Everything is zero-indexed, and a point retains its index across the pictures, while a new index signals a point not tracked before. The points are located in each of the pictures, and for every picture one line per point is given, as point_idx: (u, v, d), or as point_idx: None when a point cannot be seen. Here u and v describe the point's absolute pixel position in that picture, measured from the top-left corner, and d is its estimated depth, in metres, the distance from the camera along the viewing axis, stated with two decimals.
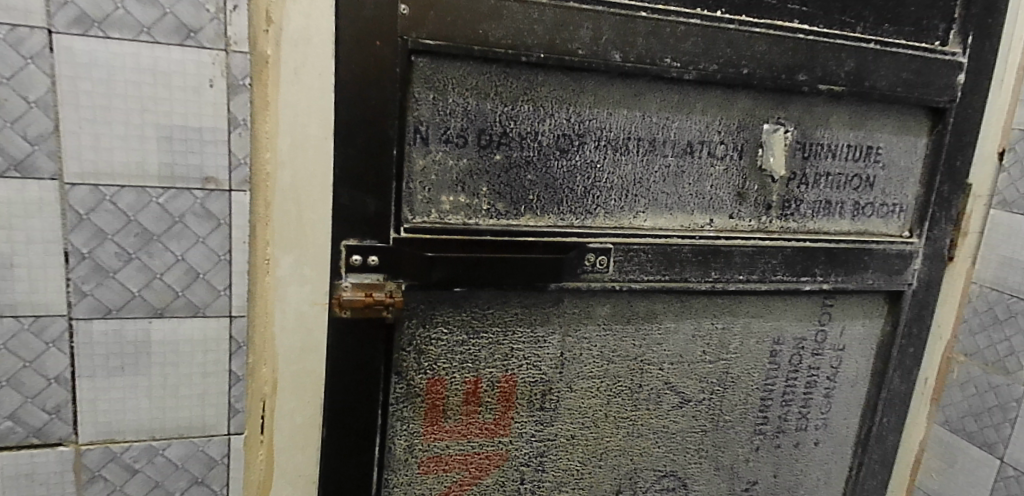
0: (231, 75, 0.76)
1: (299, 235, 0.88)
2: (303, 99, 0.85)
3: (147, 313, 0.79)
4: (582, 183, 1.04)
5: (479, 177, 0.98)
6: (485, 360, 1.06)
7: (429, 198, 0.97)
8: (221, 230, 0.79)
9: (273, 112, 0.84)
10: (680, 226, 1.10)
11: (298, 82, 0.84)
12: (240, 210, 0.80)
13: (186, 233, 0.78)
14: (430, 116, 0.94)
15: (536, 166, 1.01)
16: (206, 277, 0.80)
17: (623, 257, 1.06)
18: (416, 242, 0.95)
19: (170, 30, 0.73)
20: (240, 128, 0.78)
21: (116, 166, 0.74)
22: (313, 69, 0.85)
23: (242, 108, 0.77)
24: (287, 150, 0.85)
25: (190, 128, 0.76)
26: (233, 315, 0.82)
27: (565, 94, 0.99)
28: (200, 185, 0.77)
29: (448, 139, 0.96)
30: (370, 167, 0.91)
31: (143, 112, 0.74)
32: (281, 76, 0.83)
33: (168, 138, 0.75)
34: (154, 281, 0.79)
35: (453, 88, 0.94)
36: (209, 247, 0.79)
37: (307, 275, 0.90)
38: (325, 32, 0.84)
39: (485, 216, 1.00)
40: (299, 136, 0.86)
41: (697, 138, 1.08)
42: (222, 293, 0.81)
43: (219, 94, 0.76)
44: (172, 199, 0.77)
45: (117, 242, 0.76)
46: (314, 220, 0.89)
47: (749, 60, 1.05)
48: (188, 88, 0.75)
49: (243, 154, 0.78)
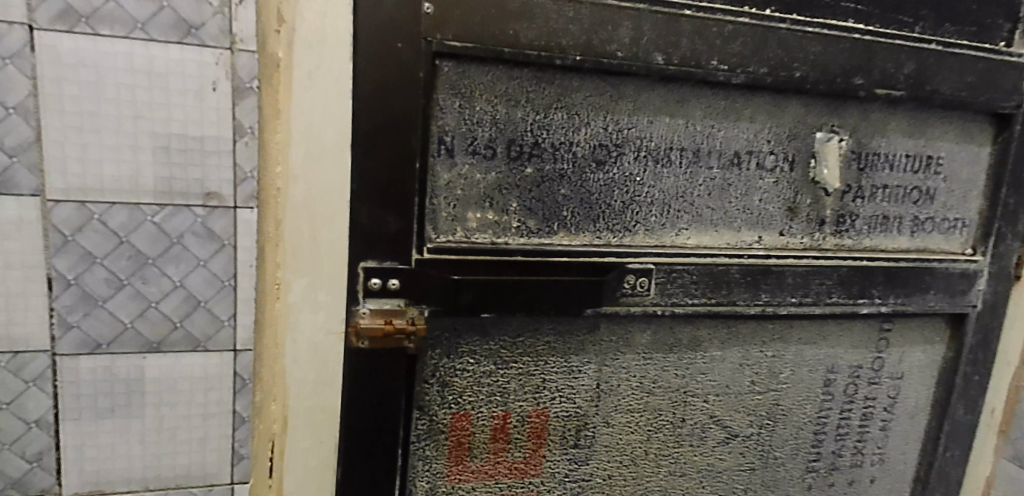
0: (237, 77, 0.68)
1: (312, 256, 0.80)
2: (318, 107, 0.77)
3: (141, 347, 0.71)
4: (620, 198, 0.95)
5: (509, 192, 0.90)
6: (515, 393, 0.96)
7: (454, 216, 0.88)
8: (225, 252, 0.71)
9: (284, 121, 0.76)
10: (727, 245, 1.01)
11: (313, 87, 0.77)
12: (247, 230, 0.71)
13: (185, 255, 0.70)
14: (456, 125, 0.86)
15: (570, 179, 0.92)
16: (208, 305, 0.72)
17: (666, 278, 0.97)
18: (441, 263, 0.87)
19: (168, 26, 0.66)
20: (247, 137, 0.69)
21: (106, 182, 0.67)
22: (328, 73, 0.77)
23: (249, 115, 0.69)
24: (300, 163, 0.77)
25: (190, 137, 0.68)
26: (238, 348, 0.73)
27: (602, 101, 0.91)
28: (201, 201, 0.69)
29: (475, 150, 0.87)
30: (391, 182, 0.82)
31: (138, 121, 0.67)
32: (293, 81, 0.76)
33: (166, 149, 0.67)
34: (149, 310, 0.70)
35: (480, 95, 0.86)
36: (211, 272, 0.71)
37: (322, 301, 0.82)
38: (342, 32, 0.77)
39: (516, 234, 0.91)
40: (313, 148, 0.78)
41: (744, 147, 0.99)
42: (225, 323, 0.72)
43: (223, 98, 0.68)
44: (169, 217, 0.69)
45: (108, 267, 0.68)
46: (330, 240, 0.80)
47: (802, 62, 0.96)
48: (188, 92, 0.67)
49: (249, 167, 0.70)
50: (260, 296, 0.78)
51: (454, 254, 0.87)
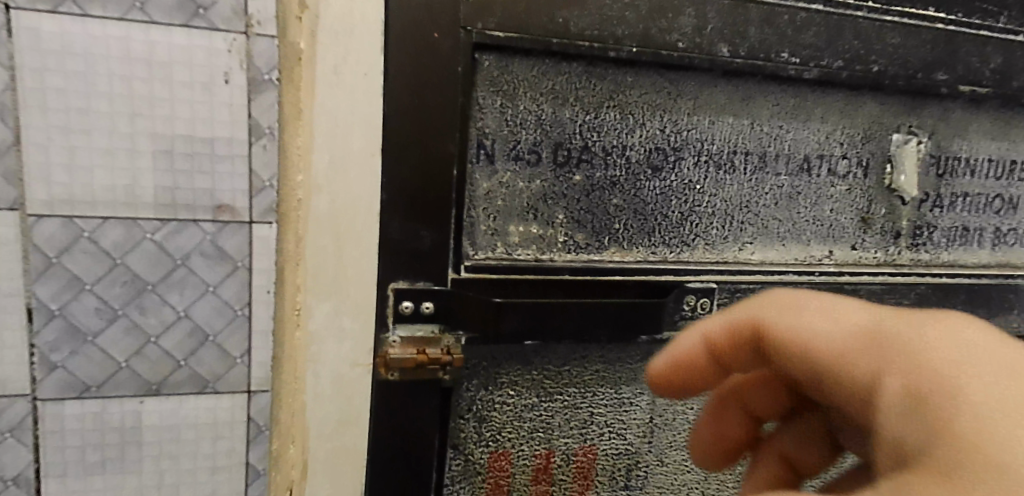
0: (254, 67, 0.61)
1: (337, 278, 0.69)
2: (344, 106, 0.67)
3: (138, 388, 0.63)
4: (678, 209, 0.84)
5: (555, 202, 0.79)
6: (560, 428, 0.85)
7: (494, 230, 0.78)
8: (237, 276, 0.64)
9: (306, 120, 0.65)
10: (794, 260, 0.90)
11: (339, 83, 0.66)
12: (263, 249, 0.64)
13: (192, 280, 0.63)
14: (497, 127, 0.76)
15: (623, 187, 0.81)
16: (217, 340, 0.65)
17: (729, 299, 0.86)
18: (481, 284, 0.76)
19: (173, 7, 0.58)
20: (265, 139, 0.63)
21: (98, 196, 0.59)
22: (357, 66, 0.67)
23: (266, 113, 0.63)
24: (323, 170, 0.67)
25: (197, 139, 0.61)
26: (252, 389, 0.67)
27: (659, 99, 0.80)
28: (210, 216, 0.62)
29: (518, 156, 0.77)
30: (425, 192, 0.72)
31: (136, 119, 0.59)
32: (315, 74, 0.65)
33: (169, 153, 0.60)
34: (148, 345, 0.63)
35: (523, 93, 0.76)
36: (222, 299, 0.64)
37: (348, 330, 0.71)
38: (373, 19, 0.66)
39: (562, 250, 0.80)
40: (339, 152, 0.67)
41: (815, 150, 0.88)
42: (238, 361, 0.66)
43: (236, 91, 0.61)
44: (172, 235, 0.62)
45: (98, 294, 0.61)
46: (356, 259, 0.70)
47: (880, 55, 0.86)
48: (196, 85, 0.60)
49: (267, 175, 0.63)
50: (277, 325, 0.67)
51: (495, 273, 0.77)
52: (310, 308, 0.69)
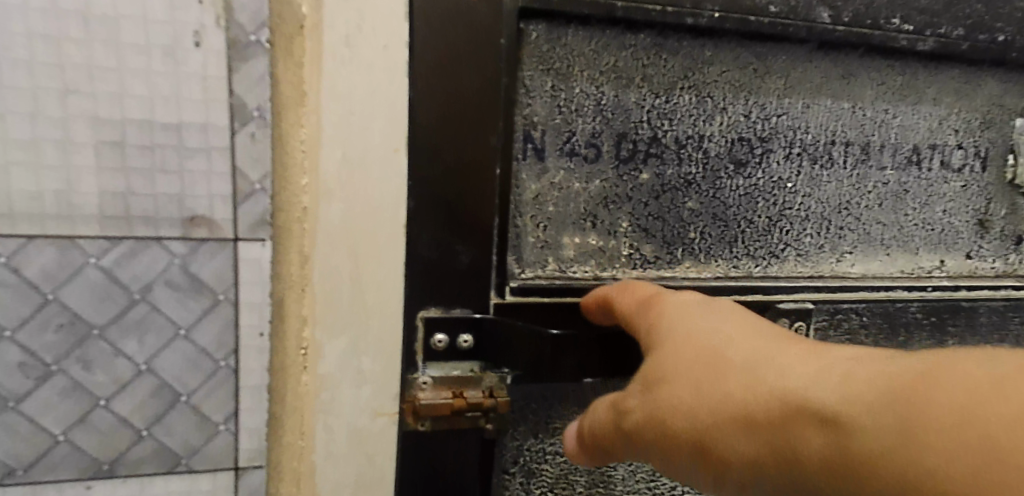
0: (235, 24, 0.49)
1: (350, 306, 0.55)
2: (360, 87, 0.52)
3: (84, 467, 0.52)
4: (765, 212, 0.69)
5: (618, 206, 0.64)
6: (624, 482, 0.70)
7: (545, 242, 0.63)
8: (216, 313, 0.53)
9: (311, 106, 0.52)
10: (900, 272, 0.75)
11: (355, 58, 0.52)
12: (252, 274, 0.53)
13: (157, 320, 0.52)
14: (549, 115, 0.61)
15: (700, 187, 0.66)
16: (191, 400, 0.53)
17: (827, 321, 0.71)
18: (531, 309, 0.62)
19: None
20: (253, 126, 0.51)
21: (16, 205, 0.48)
22: (374, 36, 0.52)
23: (255, 88, 0.51)
24: (334, 169, 0.53)
25: (157, 126, 0.49)
26: (239, 465, 0.55)
27: (745, 77, 0.65)
28: (179, 235, 0.51)
29: (573, 150, 0.62)
30: (460, 197, 0.57)
31: (68, 96, 0.47)
32: (321, 45, 0.51)
33: (120, 144, 0.49)
34: (96, 409, 0.52)
35: (580, 71, 0.61)
36: (197, 347, 0.53)
37: (367, 371, 0.57)
38: None
39: (627, 266, 0.65)
40: (355, 147, 0.53)
41: (926, 139, 0.73)
42: (218, 427, 0.54)
43: (211, 56, 0.49)
44: (125, 263, 0.50)
45: (24, 343, 0.50)
46: (375, 282, 0.55)
47: (1007, 21, 0.70)
48: (154, 49, 0.48)
49: (257, 175, 0.51)
50: (277, 371, 0.55)
51: (547, 295, 0.62)
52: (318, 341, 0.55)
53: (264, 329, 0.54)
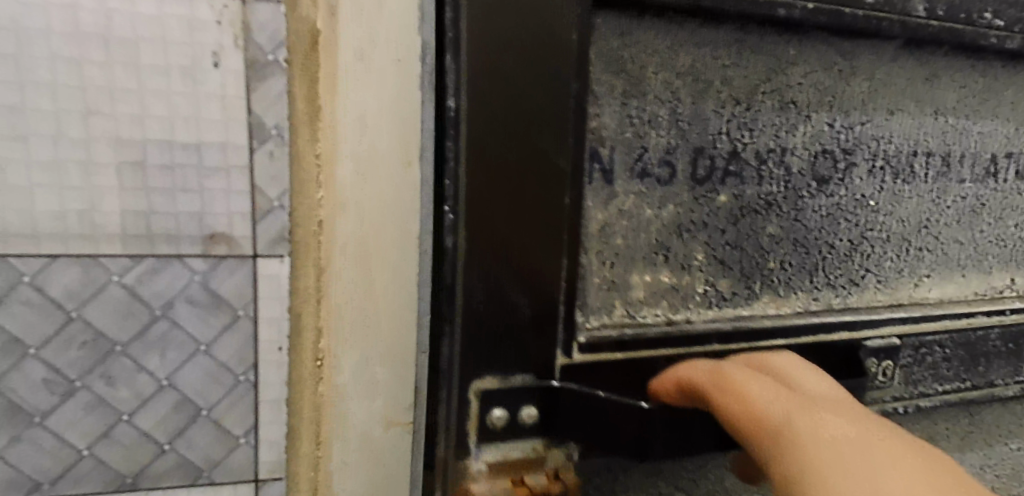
0: (252, 44, 0.45)
1: (364, 358, 0.46)
2: (372, 107, 0.43)
3: (108, 480, 0.47)
4: (847, 235, 0.61)
5: (693, 235, 0.55)
6: None
7: (612, 282, 0.53)
8: (237, 326, 0.47)
9: (324, 122, 0.44)
10: (979, 296, 0.68)
11: (365, 72, 0.43)
12: (271, 291, 0.48)
13: (174, 341, 0.46)
14: (617, 128, 0.52)
15: (782, 209, 0.58)
16: (212, 415, 0.48)
17: (914, 358, 0.63)
18: (602, 370, 0.51)
19: None
20: (270, 145, 0.46)
21: (43, 226, 0.43)
22: (387, 50, 0.43)
23: (272, 108, 0.46)
24: (348, 186, 0.44)
25: (177, 146, 0.44)
26: (262, 478, 0.49)
27: (828, 80, 0.58)
28: (197, 251, 0.46)
29: (644, 171, 0.53)
30: (522, 230, 0.46)
31: (92, 118, 0.43)
32: (336, 63, 0.43)
33: (142, 163, 0.44)
34: (118, 424, 0.46)
35: (652, 73, 0.52)
36: (218, 361, 0.47)
37: (382, 434, 0.47)
38: None
39: (703, 305, 0.56)
40: (371, 166, 0.44)
41: (1005, 147, 0.66)
42: (241, 441, 0.49)
43: (227, 77, 0.44)
44: (148, 276, 0.45)
45: (48, 362, 0.45)
46: (402, 322, 0.46)
47: None
48: (173, 69, 0.44)
49: (275, 192, 0.46)
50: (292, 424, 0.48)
51: (617, 350, 0.52)
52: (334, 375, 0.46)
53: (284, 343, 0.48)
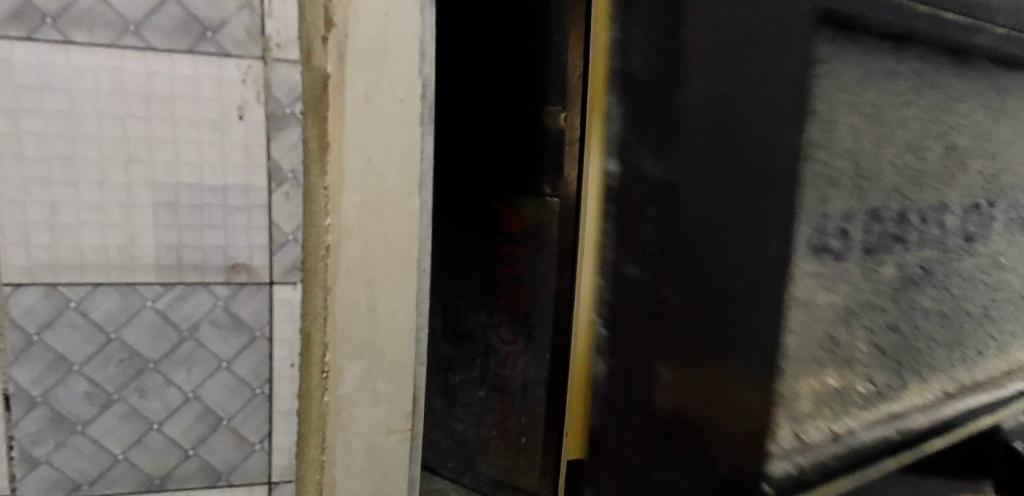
0: (274, 97, 0.47)
1: (368, 370, 0.51)
2: (378, 142, 0.48)
3: (137, 482, 0.49)
4: (948, 304, 0.85)
5: (857, 320, 0.75)
6: None
7: (820, 385, 0.73)
8: (254, 347, 0.49)
9: (332, 158, 0.48)
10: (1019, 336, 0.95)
11: (371, 112, 0.48)
12: (286, 321, 0.49)
13: (200, 359, 0.48)
14: (816, 217, 0.69)
15: (923, 281, 0.81)
16: (233, 424, 0.50)
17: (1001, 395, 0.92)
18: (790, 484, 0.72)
19: (175, 28, 0.44)
20: (287, 187, 0.48)
21: (87, 258, 0.45)
22: (393, 93, 0.48)
23: (289, 154, 0.48)
24: (355, 214, 0.49)
25: (206, 188, 0.46)
26: (275, 481, 0.51)
27: (948, 115, 0.80)
28: (222, 279, 0.48)
29: (825, 244, 0.71)
30: (756, 281, 0.68)
31: (132, 166, 0.45)
32: (344, 102, 0.47)
33: (174, 204, 0.46)
34: (150, 431, 0.48)
35: (838, 119, 0.69)
36: (239, 377, 0.49)
37: (384, 441, 0.52)
38: (411, 28, 0.48)
39: (869, 389, 0.78)
40: (377, 198, 0.49)
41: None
42: (256, 448, 0.51)
43: (254, 127, 0.47)
44: (179, 301, 0.47)
45: (89, 376, 0.47)
46: (405, 339, 0.51)
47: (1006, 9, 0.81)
48: (205, 123, 0.46)
49: (291, 228, 0.48)
50: (299, 442, 0.51)
51: (795, 475, 0.73)
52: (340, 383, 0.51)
53: (296, 361, 0.50)
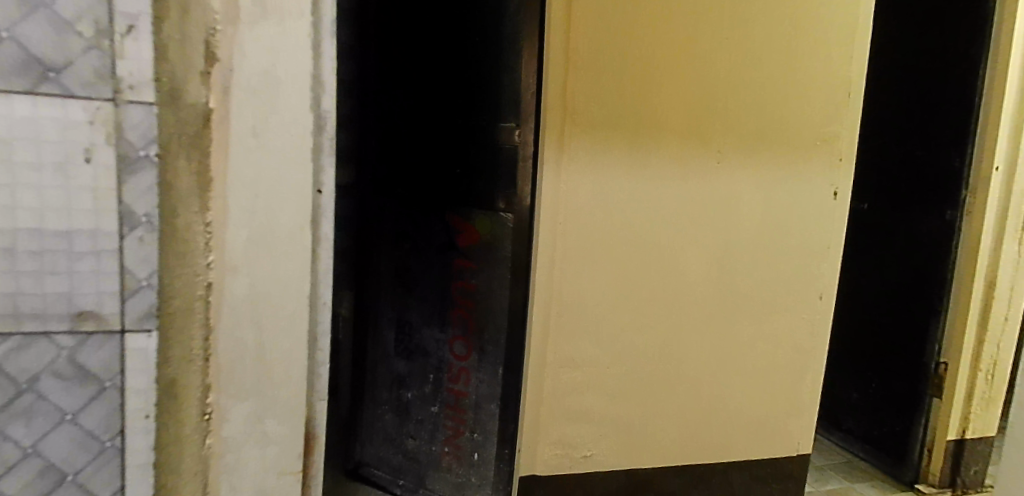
0: (126, 139, 0.60)
1: (253, 352, 0.67)
2: (264, 169, 0.65)
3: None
4: None
5: None
6: None
7: None
8: (107, 348, 0.63)
9: (216, 191, 0.64)
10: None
11: (259, 146, 0.64)
12: (144, 323, 0.63)
13: (43, 407, 0.62)
14: None
15: None
16: (80, 420, 0.63)
17: None
18: None
19: (18, 66, 0.57)
20: (139, 231, 0.62)
21: None
22: (278, 127, 0.64)
23: (140, 199, 0.61)
24: (239, 249, 0.65)
25: (47, 234, 0.60)
26: (126, 462, 0.64)
27: None
28: (70, 320, 0.62)
29: None
30: None
31: None
32: (229, 137, 0.64)
33: (9, 249, 0.59)
34: (4, 440, 0.62)
35: None
36: (80, 385, 0.63)
37: (264, 406, 0.68)
38: (297, 72, 0.64)
39: None
40: (259, 229, 0.65)
41: None
42: (107, 443, 0.64)
43: (99, 169, 0.60)
44: (23, 346, 0.61)
45: None
46: (300, 325, 0.68)
47: None
48: (46, 166, 0.59)
49: (144, 272, 0.62)
50: (161, 423, 0.65)
51: None
52: (218, 380, 0.67)
53: (149, 412, 0.64)
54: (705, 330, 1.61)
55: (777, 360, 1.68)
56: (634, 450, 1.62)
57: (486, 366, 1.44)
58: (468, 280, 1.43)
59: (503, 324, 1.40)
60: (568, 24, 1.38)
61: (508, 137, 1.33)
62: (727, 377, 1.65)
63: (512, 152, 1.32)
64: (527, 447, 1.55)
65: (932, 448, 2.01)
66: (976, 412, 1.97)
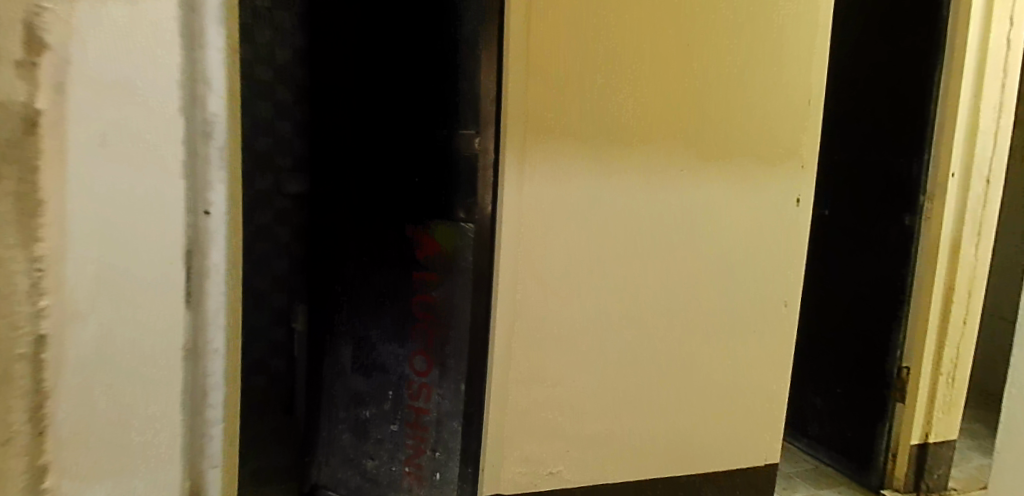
0: None
1: (103, 423, 0.50)
2: (117, 179, 0.48)
3: None
4: None
5: None
6: None
7: None
8: None
9: (51, 213, 0.47)
10: None
11: (110, 153, 0.48)
12: None
13: None
14: None
15: None
16: None
17: None
18: None
19: None
20: None
21: None
22: (136, 133, 0.48)
23: None
24: (84, 289, 0.48)
25: None
26: None
27: None
28: None
29: None
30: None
31: None
32: (61, 142, 0.47)
33: None
34: None
35: None
36: None
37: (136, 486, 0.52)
38: (157, 55, 0.49)
39: None
40: (108, 261, 0.49)
41: None
42: None
43: None
44: None
45: None
46: (171, 379, 0.52)
47: None
48: None
49: None
50: None
51: None
52: (57, 460, 0.50)
53: None
54: (666, 342, 1.54)
55: (740, 370, 1.62)
56: (596, 470, 1.54)
57: (447, 382, 1.41)
58: (429, 295, 1.39)
59: (464, 340, 1.38)
60: (525, 29, 1.31)
61: (468, 145, 1.32)
62: (689, 392, 1.58)
63: (472, 160, 1.32)
64: (488, 468, 1.44)
65: (896, 454, 1.98)
66: (937, 416, 1.94)
